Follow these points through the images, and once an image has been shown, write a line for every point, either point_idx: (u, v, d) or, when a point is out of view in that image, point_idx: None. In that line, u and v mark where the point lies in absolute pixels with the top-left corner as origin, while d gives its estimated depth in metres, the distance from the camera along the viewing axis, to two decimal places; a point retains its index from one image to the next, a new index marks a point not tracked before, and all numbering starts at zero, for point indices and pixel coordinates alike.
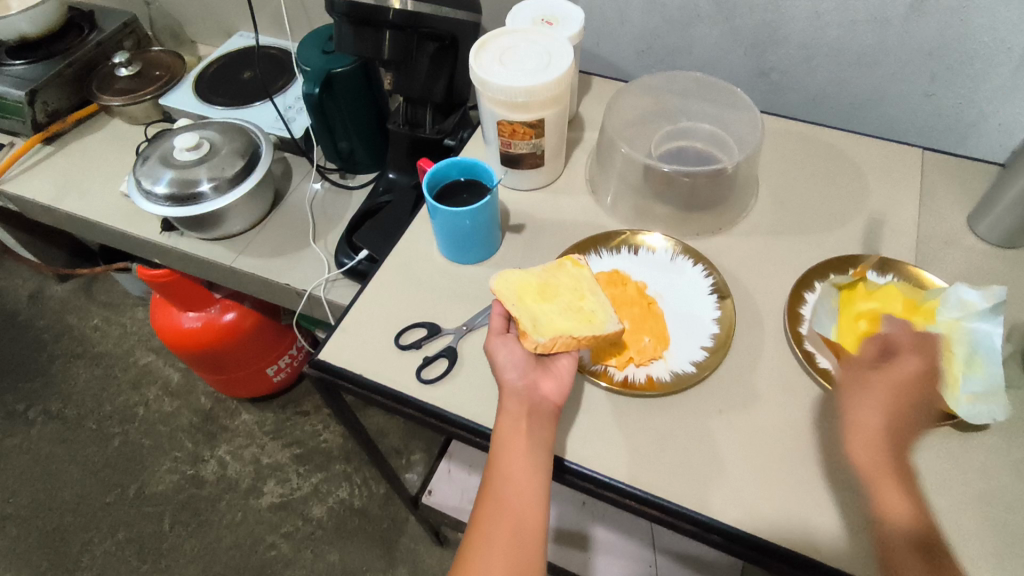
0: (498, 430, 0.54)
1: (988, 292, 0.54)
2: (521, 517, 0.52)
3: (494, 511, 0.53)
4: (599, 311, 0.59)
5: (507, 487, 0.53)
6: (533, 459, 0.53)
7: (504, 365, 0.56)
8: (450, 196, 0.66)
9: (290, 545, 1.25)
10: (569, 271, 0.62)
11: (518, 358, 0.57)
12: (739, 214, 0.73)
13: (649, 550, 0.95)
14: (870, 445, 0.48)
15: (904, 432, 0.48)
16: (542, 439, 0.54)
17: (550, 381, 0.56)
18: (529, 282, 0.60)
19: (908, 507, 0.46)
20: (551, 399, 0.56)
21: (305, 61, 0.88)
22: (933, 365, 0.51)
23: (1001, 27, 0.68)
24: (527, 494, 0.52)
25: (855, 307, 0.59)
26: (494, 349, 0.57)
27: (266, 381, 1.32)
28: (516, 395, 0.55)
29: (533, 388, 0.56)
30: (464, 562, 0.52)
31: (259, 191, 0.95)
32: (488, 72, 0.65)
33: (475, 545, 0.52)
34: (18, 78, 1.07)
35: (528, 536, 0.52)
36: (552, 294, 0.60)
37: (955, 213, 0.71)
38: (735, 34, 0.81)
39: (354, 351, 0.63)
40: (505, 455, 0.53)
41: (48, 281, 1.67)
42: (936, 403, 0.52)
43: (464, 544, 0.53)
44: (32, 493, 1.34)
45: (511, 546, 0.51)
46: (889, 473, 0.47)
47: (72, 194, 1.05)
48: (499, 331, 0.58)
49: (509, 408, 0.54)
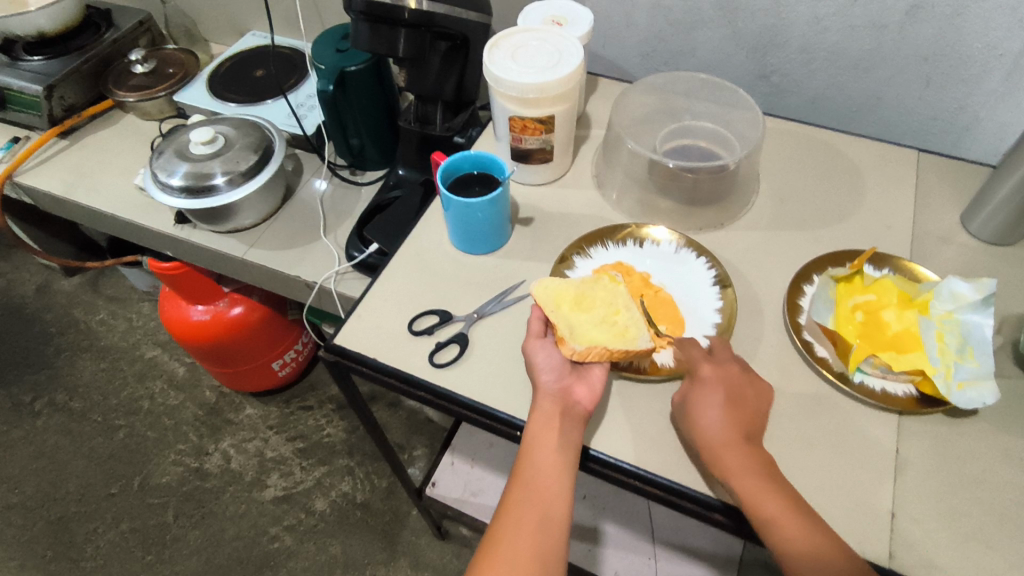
0: (531, 426, 0.57)
1: (979, 284, 0.57)
2: (549, 507, 0.54)
3: (523, 499, 0.55)
4: (633, 327, 0.60)
5: (538, 477, 0.55)
6: (564, 456, 0.55)
7: (542, 367, 0.59)
8: (463, 188, 0.69)
9: (292, 537, 1.26)
10: (606, 285, 0.64)
11: (556, 361, 0.59)
12: (740, 209, 0.75)
13: (648, 542, 0.97)
14: (709, 444, 0.53)
15: (735, 426, 0.53)
16: (573, 438, 0.56)
17: (583, 388, 0.59)
18: (567, 292, 0.63)
19: (755, 489, 0.50)
20: (585, 403, 0.58)
21: (319, 60, 0.90)
22: (727, 365, 0.57)
23: (993, 34, 0.71)
24: (556, 487, 0.55)
25: (851, 299, 0.62)
26: (533, 352, 0.59)
27: (272, 375, 1.34)
28: (550, 396, 0.57)
29: (567, 392, 0.58)
30: (491, 544, 0.54)
31: (272, 185, 0.97)
32: (500, 69, 0.67)
33: (502, 528, 0.54)
34: (36, 73, 1.10)
35: (554, 526, 0.54)
36: (588, 305, 0.62)
37: (950, 212, 0.73)
38: (737, 38, 0.84)
39: (367, 337, 0.65)
40: (538, 449, 0.55)
41: (55, 275, 1.69)
42: (761, 407, 0.56)
43: (491, 526, 0.55)
44: (37, 484, 1.35)
45: (537, 533, 0.53)
46: (734, 464, 0.51)
47: (86, 187, 1.07)
48: (538, 334, 0.60)
49: (543, 407, 0.57)
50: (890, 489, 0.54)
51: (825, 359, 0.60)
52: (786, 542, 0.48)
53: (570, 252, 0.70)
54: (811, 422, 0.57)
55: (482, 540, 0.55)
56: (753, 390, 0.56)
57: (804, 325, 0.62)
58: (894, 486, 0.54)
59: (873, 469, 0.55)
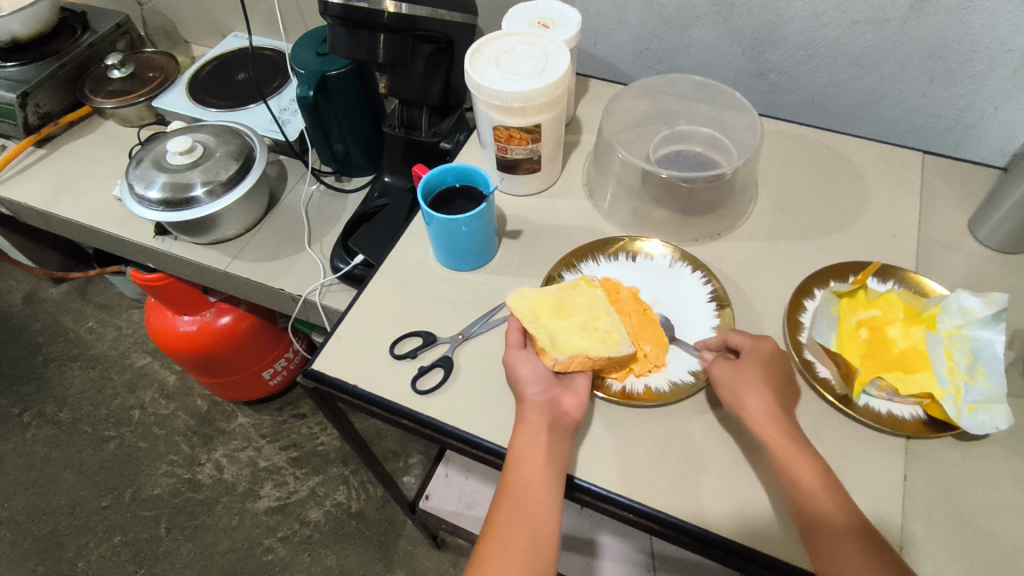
0: (516, 440, 0.53)
1: (989, 299, 0.54)
2: (539, 524, 0.50)
3: (512, 516, 0.51)
4: (615, 333, 0.58)
5: (525, 493, 0.51)
6: (552, 469, 0.52)
7: (525, 379, 0.56)
8: (446, 202, 0.66)
9: (287, 548, 1.24)
10: (585, 289, 0.61)
11: (540, 372, 0.56)
12: (738, 218, 0.72)
13: (647, 555, 0.95)
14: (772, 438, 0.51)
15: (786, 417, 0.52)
16: (561, 451, 0.53)
17: (571, 397, 0.56)
18: (546, 300, 0.60)
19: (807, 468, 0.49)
20: (572, 415, 0.55)
21: (300, 64, 0.86)
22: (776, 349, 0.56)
23: (1001, 28, 0.67)
24: (546, 502, 0.51)
25: (855, 315, 0.58)
26: (516, 363, 0.56)
27: (262, 385, 1.31)
28: (538, 407, 0.54)
29: (555, 403, 0.55)
30: (478, 566, 0.49)
31: (254, 193, 0.94)
32: (483, 77, 0.64)
33: (490, 549, 0.49)
34: (9, 80, 1.06)
35: (543, 544, 0.50)
36: (569, 312, 0.59)
37: (956, 217, 0.70)
38: (733, 35, 0.80)
39: (350, 361, 0.63)
40: (526, 462, 0.52)
41: (43, 284, 1.66)
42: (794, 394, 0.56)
43: (478, 548, 0.51)
44: (28, 498, 1.33)
45: (527, 552, 0.49)
46: (798, 465, 0.49)
47: (65, 198, 1.04)
48: (517, 345, 0.58)
49: (530, 420, 0.54)
50: (898, 518, 0.51)
51: (827, 380, 0.57)
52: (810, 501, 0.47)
53: (558, 269, 0.67)
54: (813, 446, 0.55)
55: (469, 562, 0.50)
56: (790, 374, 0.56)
57: (804, 344, 0.60)
58: (901, 514, 0.51)
59: (878, 495, 0.52)
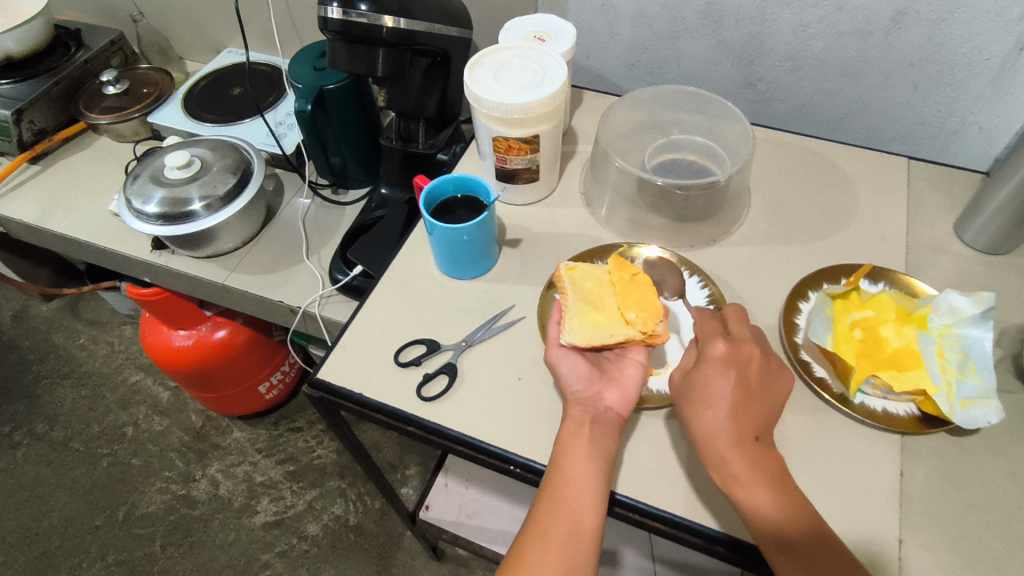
0: (560, 435, 0.55)
1: (977, 298, 0.56)
2: (576, 519, 0.51)
3: (550, 511, 0.51)
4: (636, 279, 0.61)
5: (567, 487, 0.51)
6: (594, 464, 0.52)
7: (567, 376, 0.57)
8: (447, 212, 0.67)
9: (285, 563, 1.23)
10: (578, 276, 0.62)
11: (581, 370, 0.57)
12: (732, 224, 0.74)
13: (648, 559, 0.96)
14: (734, 472, 0.49)
15: (753, 443, 0.50)
16: (603, 447, 0.53)
17: (614, 392, 0.57)
18: (582, 309, 0.60)
19: (762, 481, 0.49)
20: (617, 410, 0.56)
21: (296, 78, 0.88)
22: (738, 347, 0.54)
23: (978, 38, 0.70)
24: (584, 498, 0.51)
25: (848, 316, 0.61)
26: (557, 361, 0.58)
27: (257, 399, 1.30)
28: (580, 403, 0.56)
29: (597, 399, 0.56)
30: (515, 562, 0.50)
31: (252, 206, 0.94)
32: (483, 89, 0.65)
33: (529, 541, 0.51)
34: (3, 97, 1.06)
35: (581, 541, 0.50)
36: (598, 301, 0.60)
37: (943, 220, 0.73)
38: (723, 47, 0.82)
39: (354, 370, 0.63)
40: (565, 459, 0.53)
41: (33, 301, 1.65)
42: (768, 396, 0.53)
43: (518, 539, 0.52)
44: (19, 518, 1.31)
45: (565, 547, 0.50)
46: (754, 491, 0.49)
47: (59, 213, 1.04)
48: (558, 343, 0.59)
49: (573, 415, 0.55)
50: (896, 514, 0.52)
51: (824, 380, 0.59)
52: (754, 513, 0.48)
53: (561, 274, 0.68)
54: (816, 446, 0.56)
55: (507, 553, 0.52)
56: (768, 375, 0.53)
57: (800, 344, 0.61)
58: (900, 510, 0.52)
59: (876, 491, 0.53)
